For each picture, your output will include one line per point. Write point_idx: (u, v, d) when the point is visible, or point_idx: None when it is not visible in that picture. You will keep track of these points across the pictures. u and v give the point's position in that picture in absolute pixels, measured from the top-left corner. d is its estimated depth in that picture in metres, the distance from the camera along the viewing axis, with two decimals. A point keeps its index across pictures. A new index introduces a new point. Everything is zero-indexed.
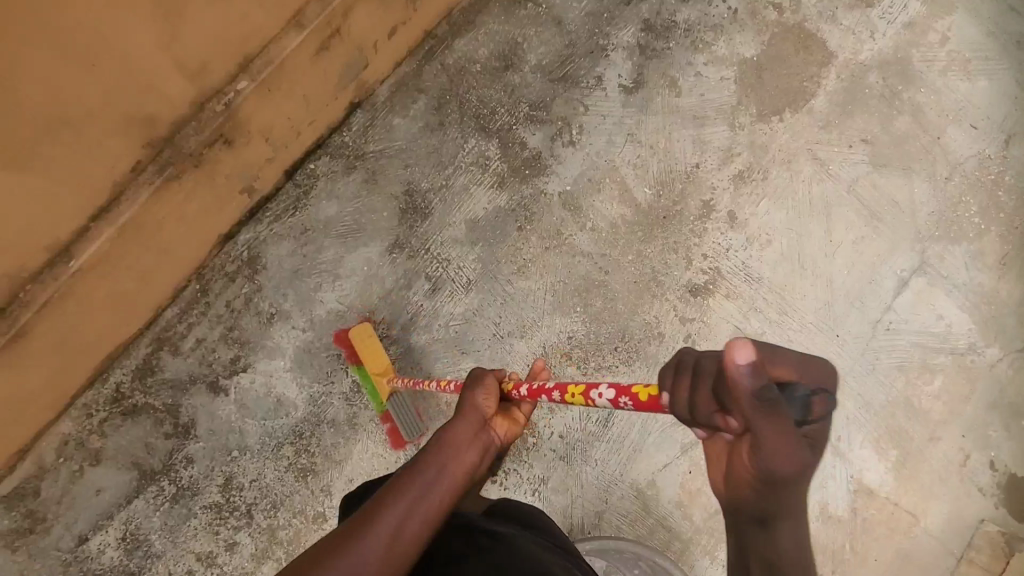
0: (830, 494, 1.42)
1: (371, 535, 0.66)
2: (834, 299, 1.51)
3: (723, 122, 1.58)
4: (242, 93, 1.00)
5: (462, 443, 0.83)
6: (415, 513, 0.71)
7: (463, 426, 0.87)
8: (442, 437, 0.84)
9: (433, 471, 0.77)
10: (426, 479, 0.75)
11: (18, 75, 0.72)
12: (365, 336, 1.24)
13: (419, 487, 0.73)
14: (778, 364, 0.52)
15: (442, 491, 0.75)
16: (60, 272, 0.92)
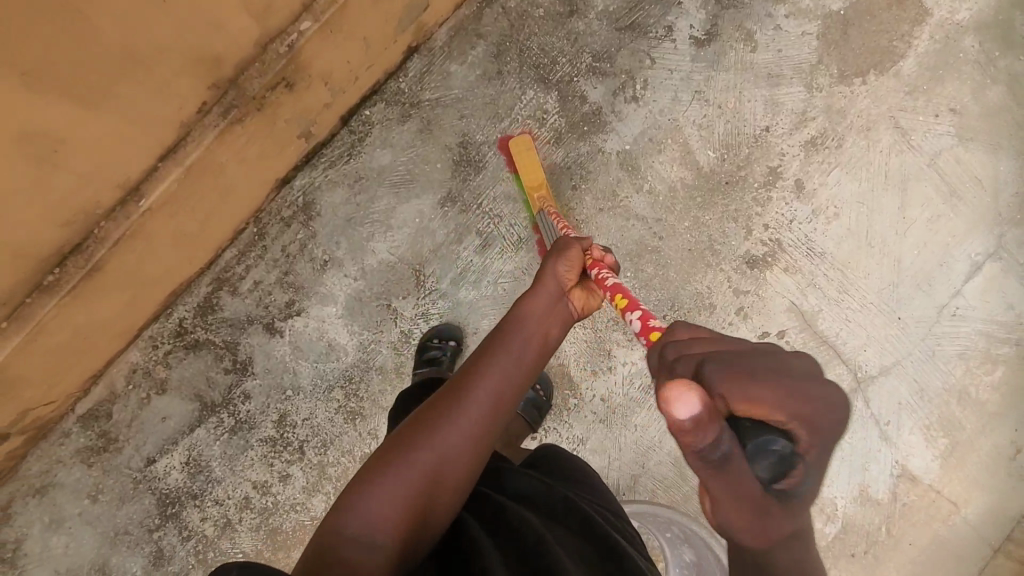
0: (871, 478, 1.40)
1: (474, 399, 0.82)
2: (900, 280, 1.44)
3: (800, 82, 1.47)
4: (305, 35, 0.97)
5: (542, 317, 0.95)
6: (501, 386, 0.85)
7: (544, 296, 0.97)
8: (522, 310, 0.95)
9: (514, 346, 0.90)
10: (508, 355, 0.88)
11: (96, 13, 0.70)
12: (526, 149, 1.34)
13: (501, 367, 0.87)
14: (747, 400, 0.53)
15: (528, 358, 0.90)
16: (131, 211, 0.94)
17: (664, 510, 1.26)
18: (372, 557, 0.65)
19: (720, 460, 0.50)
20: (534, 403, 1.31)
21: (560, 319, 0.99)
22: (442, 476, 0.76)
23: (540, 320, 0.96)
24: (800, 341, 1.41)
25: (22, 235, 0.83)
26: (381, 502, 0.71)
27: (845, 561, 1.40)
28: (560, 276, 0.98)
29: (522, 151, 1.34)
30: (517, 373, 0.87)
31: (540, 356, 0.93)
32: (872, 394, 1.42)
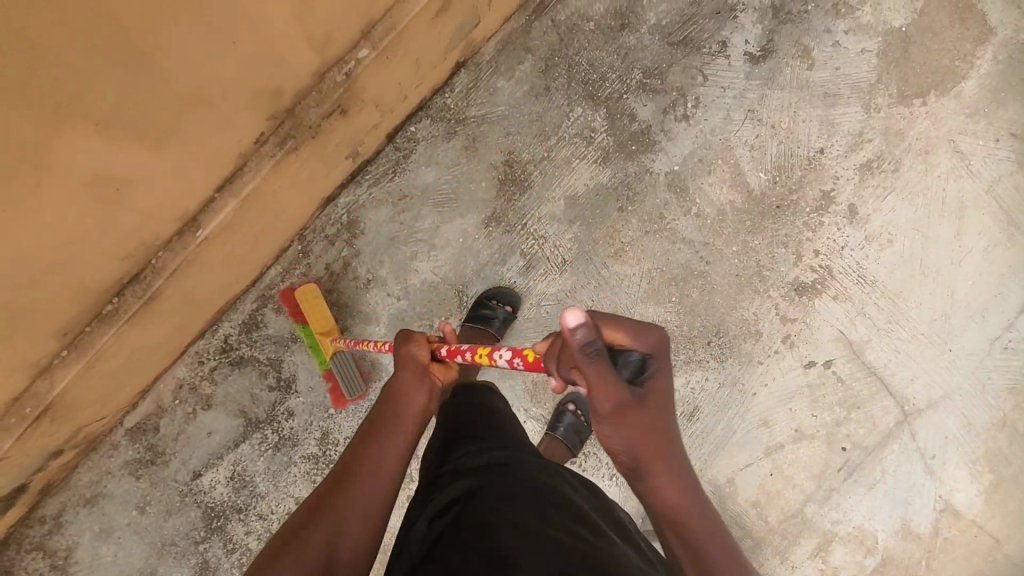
0: (913, 511, 1.41)
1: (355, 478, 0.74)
2: (953, 310, 1.42)
3: (857, 102, 1.41)
4: (363, 62, 0.94)
5: (411, 388, 0.87)
6: (381, 468, 0.77)
7: (407, 371, 0.90)
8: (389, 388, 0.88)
9: (385, 425, 0.81)
10: (382, 436, 0.80)
11: (171, 63, 0.67)
12: (312, 297, 1.23)
13: (383, 438, 0.80)
14: (613, 330, 0.70)
15: (405, 432, 0.83)
16: (188, 241, 0.93)
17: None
18: None
19: (593, 353, 0.65)
20: (576, 430, 1.31)
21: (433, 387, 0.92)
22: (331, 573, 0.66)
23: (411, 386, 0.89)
24: (847, 371, 1.40)
25: (87, 272, 0.83)
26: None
27: None
28: (414, 355, 0.90)
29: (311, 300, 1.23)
30: (393, 451, 0.79)
31: (417, 426, 0.85)
32: (918, 428, 1.41)
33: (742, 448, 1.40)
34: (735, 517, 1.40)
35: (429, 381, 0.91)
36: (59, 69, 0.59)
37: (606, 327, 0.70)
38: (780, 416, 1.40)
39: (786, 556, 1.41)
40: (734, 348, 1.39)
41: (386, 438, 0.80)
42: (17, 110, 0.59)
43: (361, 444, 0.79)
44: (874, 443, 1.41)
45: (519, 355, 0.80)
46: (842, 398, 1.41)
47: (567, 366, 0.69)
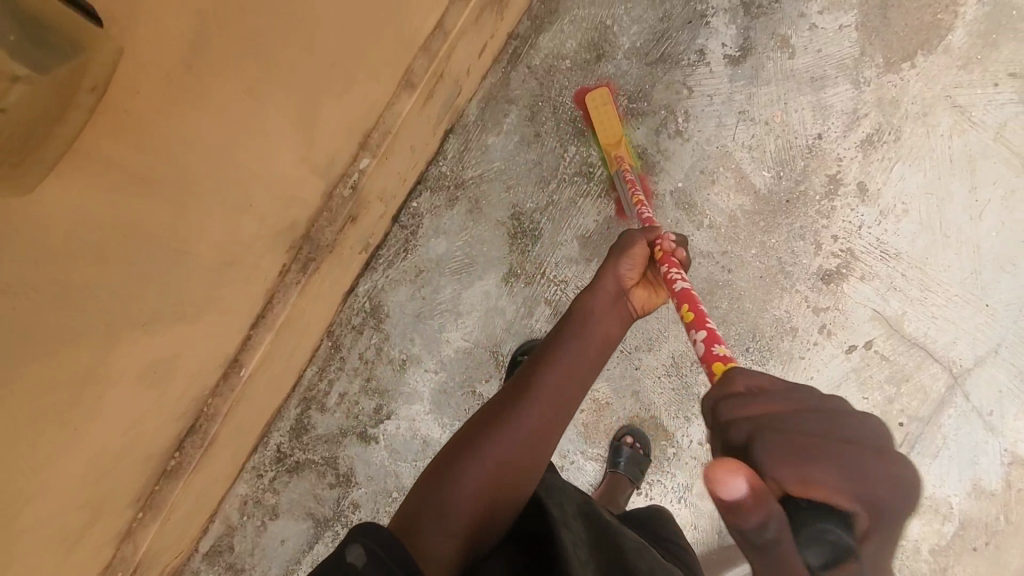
0: (982, 471, 1.40)
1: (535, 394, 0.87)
2: (983, 265, 1.41)
3: (846, 80, 1.40)
4: (365, 171, 0.95)
5: (606, 310, 0.98)
6: (571, 375, 0.90)
7: (598, 297, 0.98)
8: (586, 305, 0.98)
9: (580, 334, 0.95)
10: (576, 344, 0.93)
11: (200, 246, 0.68)
12: (602, 103, 1.30)
13: (562, 361, 0.91)
14: (808, 491, 0.48)
15: (586, 354, 0.93)
16: (234, 382, 0.94)
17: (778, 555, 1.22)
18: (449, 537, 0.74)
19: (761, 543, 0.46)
20: (638, 462, 1.32)
21: (620, 312, 0.99)
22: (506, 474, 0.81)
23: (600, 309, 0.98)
24: (889, 347, 1.40)
25: (148, 442, 0.84)
26: (451, 500, 0.78)
27: (967, 556, 1.40)
28: (620, 274, 0.99)
29: (601, 107, 1.30)
30: (586, 358, 0.93)
31: (605, 348, 0.96)
32: (971, 388, 1.40)
33: None
34: None
35: (624, 306, 1.00)
36: (109, 301, 0.60)
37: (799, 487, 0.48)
38: None
39: None
40: (773, 349, 1.40)
41: (579, 348, 0.93)
42: (80, 350, 0.60)
43: (557, 344, 0.94)
44: (929, 412, 1.40)
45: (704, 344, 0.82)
46: (890, 375, 1.40)
47: None
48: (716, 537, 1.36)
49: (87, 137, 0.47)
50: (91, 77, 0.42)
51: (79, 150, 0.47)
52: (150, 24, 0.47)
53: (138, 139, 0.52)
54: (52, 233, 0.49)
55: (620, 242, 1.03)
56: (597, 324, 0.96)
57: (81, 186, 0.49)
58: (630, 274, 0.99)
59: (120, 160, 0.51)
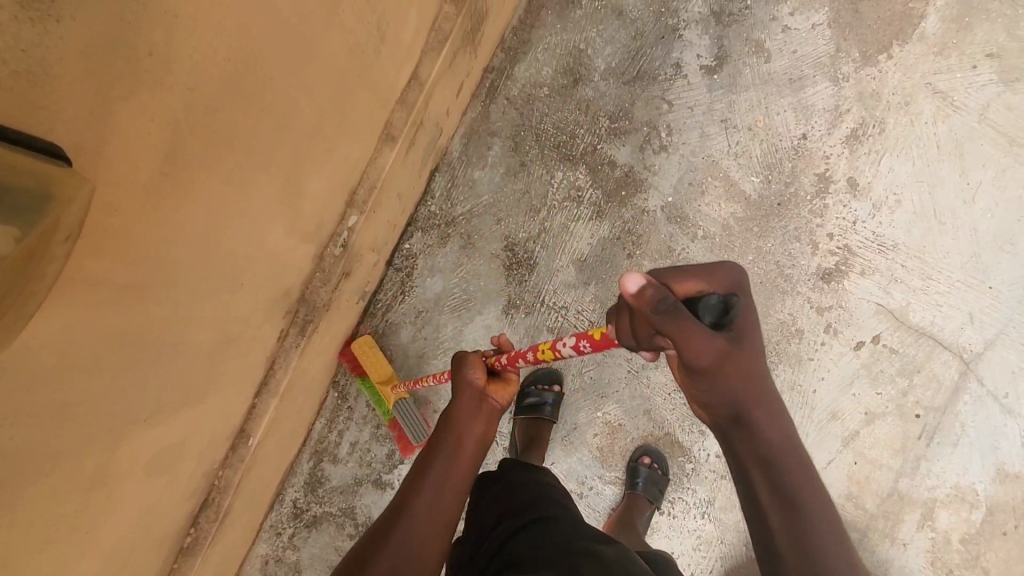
0: (1004, 454, 1.38)
1: (410, 519, 0.75)
2: (982, 248, 1.40)
3: (825, 78, 1.40)
4: (354, 227, 0.96)
5: (469, 420, 0.86)
6: (448, 492, 0.79)
7: (463, 401, 0.87)
8: (442, 422, 0.85)
9: (446, 452, 0.81)
10: (437, 472, 0.80)
11: (194, 332, 0.68)
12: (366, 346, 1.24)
13: (438, 474, 0.79)
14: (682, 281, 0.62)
15: (463, 463, 0.82)
16: (244, 451, 0.94)
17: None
18: None
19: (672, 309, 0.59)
20: (656, 481, 1.30)
21: (490, 411, 0.89)
22: None
23: (467, 413, 0.86)
24: (897, 340, 1.39)
25: (161, 525, 0.83)
26: None
27: (999, 541, 1.38)
28: (472, 377, 0.89)
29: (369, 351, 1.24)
30: (457, 477, 0.80)
31: (476, 457, 0.84)
32: (984, 372, 1.39)
33: (820, 448, 1.39)
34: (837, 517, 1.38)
35: (490, 406, 0.89)
36: (109, 404, 0.60)
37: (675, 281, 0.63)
38: (846, 405, 1.39)
39: (896, 537, 1.38)
40: (781, 354, 1.39)
41: (442, 471, 0.80)
42: (85, 455, 0.59)
43: (417, 478, 0.79)
44: (945, 401, 1.39)
45: (585, 336, 0.77)
46: (901, 367, 1.39)
47: (649, 337, 0.62)
48: (744, 550, 1.34)
49: (73, 267, 0.46)
50: (66, 226, 0.37)
51: (70, 278, 0.46)
52: (122, 144, 0.46)
53: (122, 255, 0.51)
54: (42, 362, 0.48)
55: (461, 353, 0.94)
56: (459, 438, 0.83)
57: (65, 313, 0.47)
58: (480, 375, 0.90)
59: (105, 278, 0.50)
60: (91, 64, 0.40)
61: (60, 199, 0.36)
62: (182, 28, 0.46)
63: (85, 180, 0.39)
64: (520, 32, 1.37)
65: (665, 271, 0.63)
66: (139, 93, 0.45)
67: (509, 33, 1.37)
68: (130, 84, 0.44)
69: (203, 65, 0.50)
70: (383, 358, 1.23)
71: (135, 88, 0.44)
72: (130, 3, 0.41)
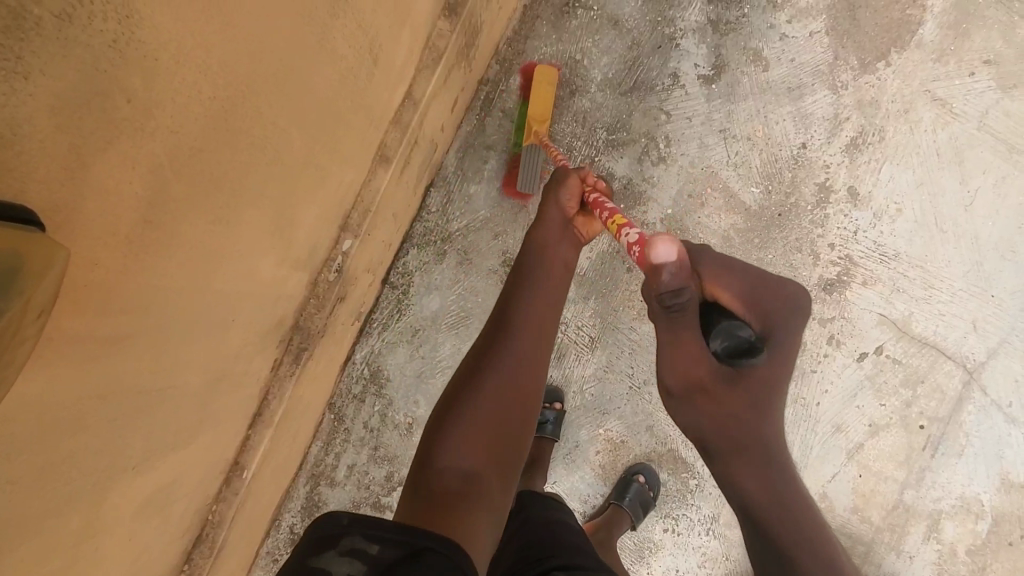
0: (1009, 464, 1.37)
1: (512, 331, 0.91)
2: (984, 255, 1.39)
3: (823, 86, 1.39)
4: (349, 252, 0.94)
5: (559, 245, 1.02)
6: (543, 308, 0.95)
7: (546, 229, 1.02)
8: (538, 245, 1.01)
9: (532, 279, 0.97)
10: (530, 293, 0.96)
11: (183, 371, 0.66)
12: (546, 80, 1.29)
13: (528, 297, 0.95)
14: (718, 284, 0.83)
15: (551, 288, 0.98)
16: (238, 485, 0.91)
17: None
18: (472, 487, 0.74)
19: (678, 301, 0.77)
20: (640, 496, 1.28)
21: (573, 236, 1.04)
22: (512, 406, 0.83)
23: (552, 241, 1.02)
24: (900, 351, 1.37)
25: (153, 567, 0.80)
26: (455, 450, 0.77)
27: (1005, 552, 1.37)
28: (563, 204, 1.02)
29: (545, 82, 1.29)
30: (546, 298, 0.96)
31: (565, 278, 1.01)
32: (988, 382, 1.38)
33: (824, 460, 1.37)
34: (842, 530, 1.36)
35: (575, 233, 1.04)
36: (98, 453, 0.58)
37: (713, 281, 0.83)
38: (849, 416, 1.37)
39: (902, 549, 1.36)
40: None
41: (538, 291, 0.96)
42: (71, 508, 0.57)
43: (511, 302, 0.95)
44: (949, 411, 1.37)
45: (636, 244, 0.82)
46: (905, 378, 1.37)
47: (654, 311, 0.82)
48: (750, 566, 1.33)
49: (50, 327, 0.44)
50: (36, 305, 0.35)
51: (48, 337, 0.45)
52: (102, 196, 0.44)
53: (107, 306, 0.49)
54: (22, 422, 0.46)
55: (551, 179, 1.05)
56: (550, 261, 1.00)
57: (42, 373, 0.45)
58: (572, 202, 1.02)
59: (88, 333, 0.48)
60: (65, 120, 0.39)
61: (28, 276, 0.34)
62: (163, 73, 0.45)
63: (62, 251, 0.36)
64: (514, 43, 1.35)
65: (713, 268, 0.84)
66: (118, 143, 0.44)
67: (503, 44, 1.35)
68: (108, 135, 0.42)
69: (188, 107, 0.49)
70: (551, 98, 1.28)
71: (113, 138, 0.43)
72: (105, 52, 0.40)
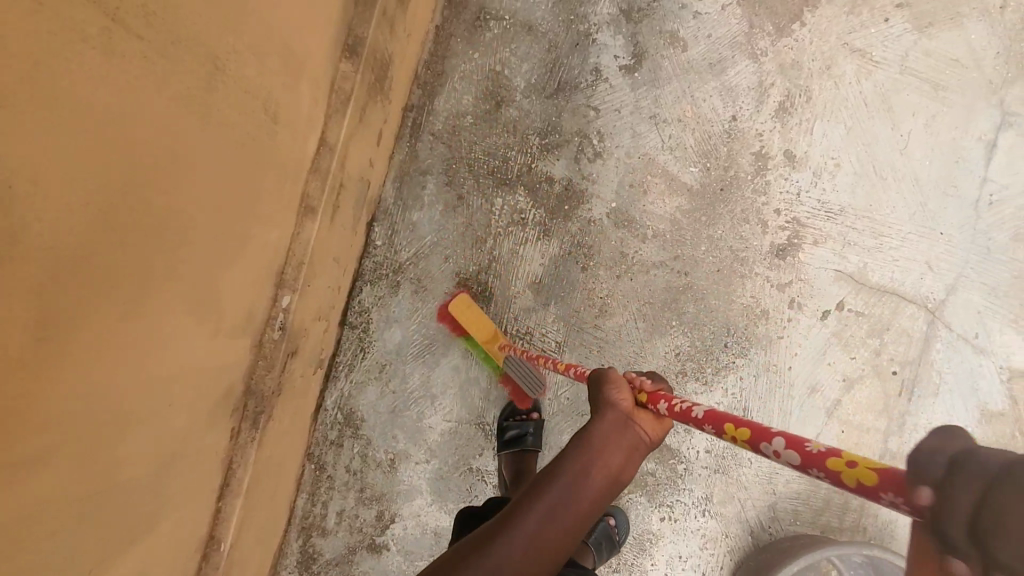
0: (985, 394, 1.40)
1: (517, 534, 0.71)
2: (927, 195, 1.41)
3: (744, 56, 1.40)
4: (289, 307, 0.93)
5: (608, 448, 0.78)
6: (565, 518, 0.73)
7: (602, 426, 0.80)
8: (581, 441, 0.79)
9: (568, 478, 0.75)
10: (557, 493, 0.74)
11: (126, 467, 0.66)
12: (468, 309, 1.28)
13: (556, 496, 0.74)
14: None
15: (586, 499, 0.74)
16: (217, 559, 0.90)
17: (831, 547, 1.18)
18: None
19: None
20: (605, 532, 1.23)
21: (630, 443, 0.80)
22: None
23: (605, 439, 0.79)
24: (862, 303, 1.39)
25: None
26: None
27: None
28: (615, 401, 0.82)
29: (465, 312, 1.28)
30: (576, 512, 0.73)
31: (604, 493, 0.76)
32: (951, 318, 1.40)
33: (805, 423, 1.37)
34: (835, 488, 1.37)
35: (632, 436, 0.80)
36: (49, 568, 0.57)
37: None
38: (823, 375, 1.38)
39: None
40: (752, 337, 1.37)
41: (574, 491, 0.74)
42: None
43: (533, 495, 0.75)
44: (919, 353, 1.39)
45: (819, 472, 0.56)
46: (870, 328, 1.39)
47: None
48: (750, 539, 1.34)
49: None
50: None
51: None
52: None
53: (15, 430, 0.49)
54: None
55: (609, 371, 0.88)
56: (591, 466, 0.76)
57: None
58: (625, 399, 0.83)
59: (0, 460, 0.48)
60: None
61: None
62: (21, 198, 0.45)
63: None
64: (433, 65, 1.35)
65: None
66: None
67: (422, 68, 1.34)
68: None
69: (59, 218, 0.48)
70: (481, 317, 1.27)
71: None
72: None
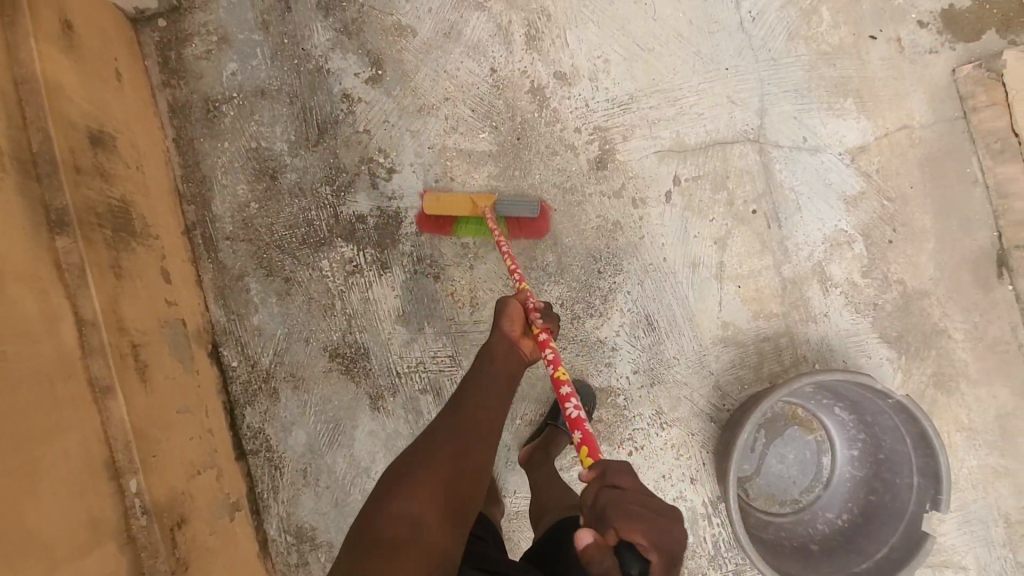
0: (839, 183, 1.44)
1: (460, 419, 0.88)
2: (698, 42, 1.43)
3: (471, 9, 1.39)
4: (141, 488, 0.89)
5: (503, 361, 0.95)
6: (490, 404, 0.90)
7: (497, 340, 0.98)
8: (483, 354, 0.97)
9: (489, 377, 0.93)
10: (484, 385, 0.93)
11: None
12: (434, 200, 1.27)
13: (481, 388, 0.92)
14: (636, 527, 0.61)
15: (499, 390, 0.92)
16: None
17: (772, 395, 1.20)
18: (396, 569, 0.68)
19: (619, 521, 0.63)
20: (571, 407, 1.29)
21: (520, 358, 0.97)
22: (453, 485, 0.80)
23: (503, 350, 0.96)
24: (694, 167, 1.41)
25: None
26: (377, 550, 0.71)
27: (892, 251, 1.43)
28: (507, 327, 0.98)
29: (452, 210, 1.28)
30: (497, 403, 0.91)
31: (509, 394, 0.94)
32: (775, 135, 1.43)
33: (704, 296, 1.39)
34: (760, 338, 1.40)
35: (517, 356, 0.97)
36: None
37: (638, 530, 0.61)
38: (697, 248, 1.40)
39: (814, 315, 1.42)
40: (618, 251, 1.38)
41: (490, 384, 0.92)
42: None
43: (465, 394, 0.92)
44: (764, 181, 1.42)
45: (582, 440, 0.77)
46: (712, 184, 1.41)
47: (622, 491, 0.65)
48: (713, 425, 1.37)
49: None
50: None
51: None
52: None
53: None
54: None
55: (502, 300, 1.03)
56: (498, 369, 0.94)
57: None
58: (515, 325, 0.98)
59: None
60: None
61: None
62: None
63: None
64: (191, 176, 1.31)
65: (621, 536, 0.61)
66: None
67: (182, 185, 1.30)
68: None
69: None
70: (452, 198, 1.27)
71: None
72: None
